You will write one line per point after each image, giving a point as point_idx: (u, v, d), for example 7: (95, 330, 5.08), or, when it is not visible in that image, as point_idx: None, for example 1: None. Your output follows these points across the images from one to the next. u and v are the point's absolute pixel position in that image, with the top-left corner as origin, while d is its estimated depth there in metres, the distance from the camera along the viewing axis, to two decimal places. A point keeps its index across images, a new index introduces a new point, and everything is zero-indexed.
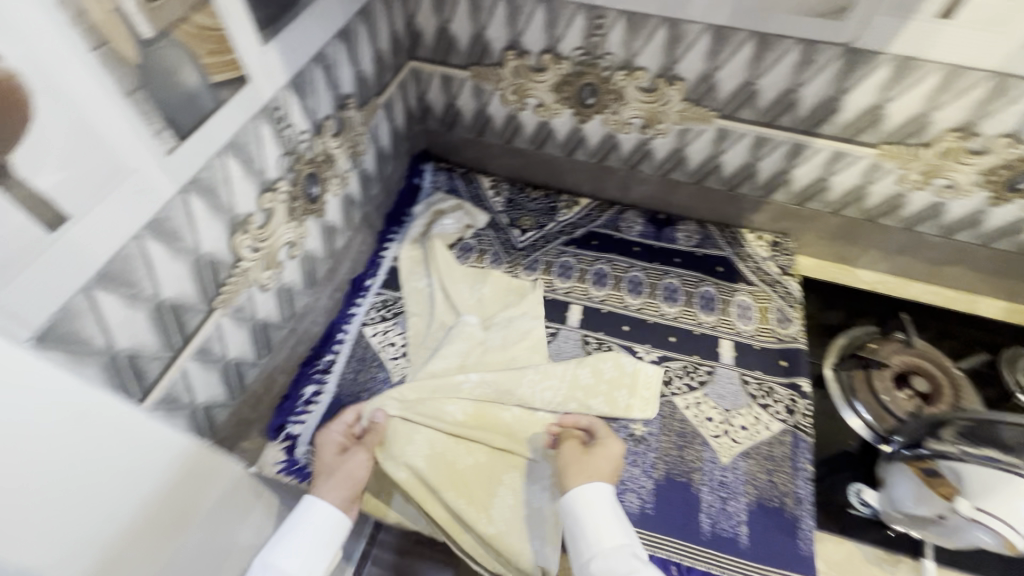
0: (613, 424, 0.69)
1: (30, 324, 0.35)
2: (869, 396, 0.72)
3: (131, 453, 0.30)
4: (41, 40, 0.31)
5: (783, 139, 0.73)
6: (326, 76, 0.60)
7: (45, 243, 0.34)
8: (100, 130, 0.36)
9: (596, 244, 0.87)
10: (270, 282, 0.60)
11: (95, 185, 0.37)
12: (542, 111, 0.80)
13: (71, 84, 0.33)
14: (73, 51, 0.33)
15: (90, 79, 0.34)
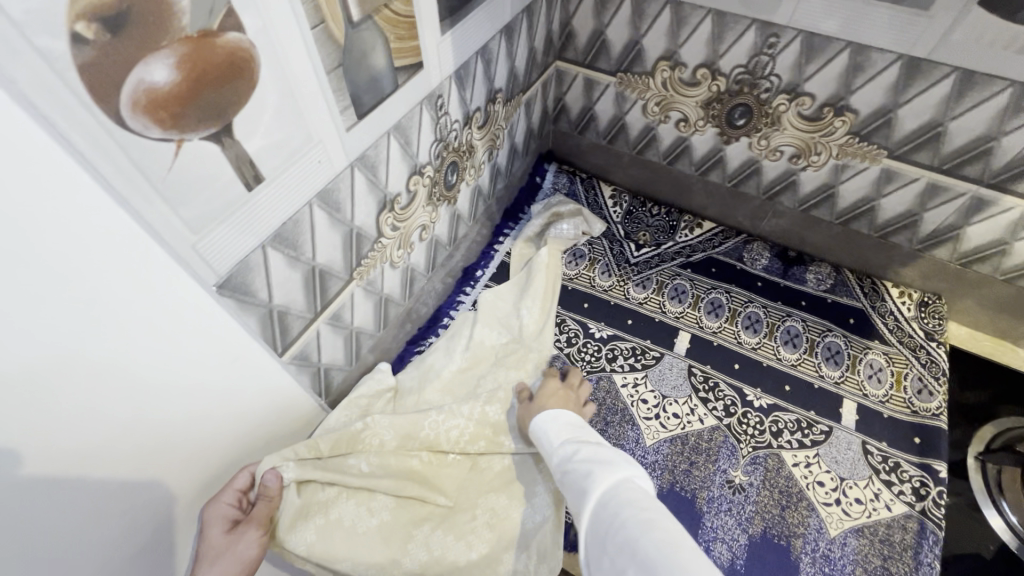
0: (711, 466, 0.66)
1: (218, 272, 0.38)
2: (1020, 497, 0.64)
3: (207, 353, 0.40)
4: (275, 16, 0.33)
5: (962, 192, 0.64)
6: (484, 69, 0.61)
7: (243, 200, 0.37)
8: (301, 102, 0.38)
9: (714, 272, 0.83)
10: (400, 260, 0.62)
11: (289, 153, 0.39)
12: (684, 126, 0.77)
13: (289, 59, 0.36)
14: (297, 28, 0.35)
15: (303, 55, 0.37)
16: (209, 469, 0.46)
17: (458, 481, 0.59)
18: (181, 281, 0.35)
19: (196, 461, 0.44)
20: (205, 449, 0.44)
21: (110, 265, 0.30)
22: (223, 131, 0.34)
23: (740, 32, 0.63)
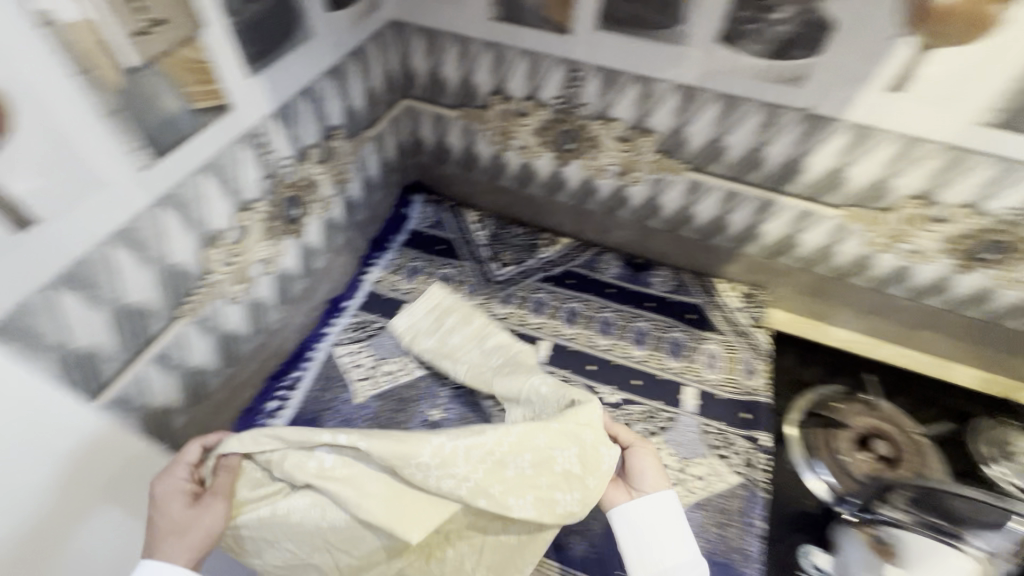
0: None
1: None
2: (830, 457, 0.71)
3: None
4: (28, 64, 0.35)
5: (751, 195, 0.75)
6: (313, 108, 0.64)
7: (11, 242, 0.37)
8: (76, 144, 0.39)
9: (571, 283, 0.89)
10: (240, 295, 0.63)
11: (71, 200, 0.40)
12: (525, 152, 0.84)
13: (52, 103, 0.37)
14: (58, 74, 0.37)
15: (71, 99, 0.38)
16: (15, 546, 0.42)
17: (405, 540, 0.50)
18: None
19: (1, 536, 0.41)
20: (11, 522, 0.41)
21: None
22: None
23: (549, 68, 0.71)
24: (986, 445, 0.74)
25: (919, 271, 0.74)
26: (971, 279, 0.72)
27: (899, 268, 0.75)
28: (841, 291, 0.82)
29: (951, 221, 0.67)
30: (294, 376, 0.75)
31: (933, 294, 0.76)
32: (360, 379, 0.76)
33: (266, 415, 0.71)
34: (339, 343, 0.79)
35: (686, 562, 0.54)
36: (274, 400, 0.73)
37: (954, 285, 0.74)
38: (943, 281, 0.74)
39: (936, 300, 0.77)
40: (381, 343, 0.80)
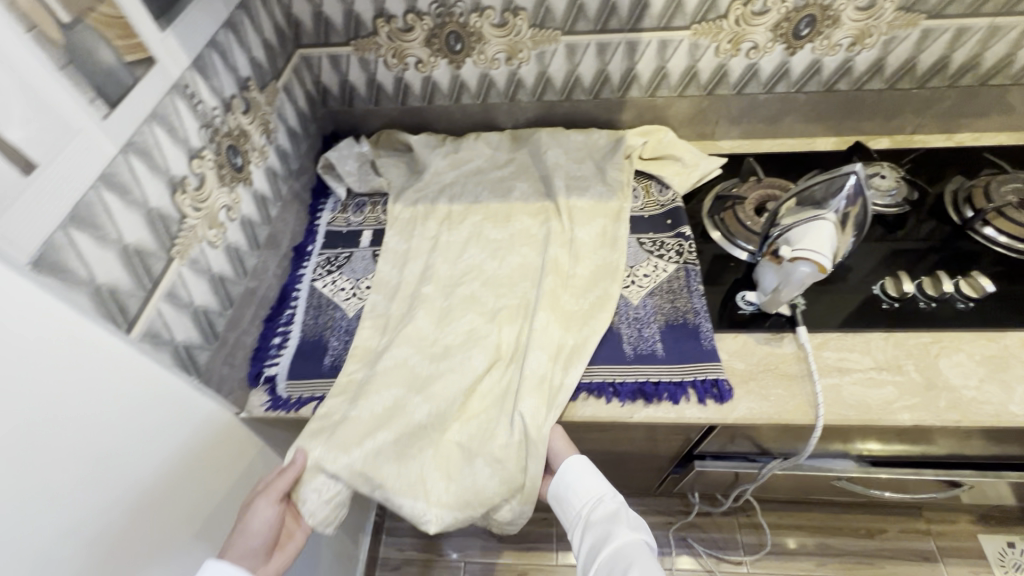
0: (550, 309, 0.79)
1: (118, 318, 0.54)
2: (744, 231, 0.87)
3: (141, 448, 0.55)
4: (15, 57, 0.43)
5: (618, 41, 0.88)
6: (222, 60, 0.71)
7: (62, 217, 0.48)
8: (52, 103, 0.46)
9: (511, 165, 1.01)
10: (216, 240, 0.70)
11: (43, 146, 0.45)
12: (422, 67, 0.94)
13: (29, 76, 0.44)
14: (28, 49, 0.44)
15: (51, 81, 0.46)
16: (170, 501, 0.61)
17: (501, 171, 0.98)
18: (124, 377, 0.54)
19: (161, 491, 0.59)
20: (161, 485, 0.59)
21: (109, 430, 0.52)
22: None
23: None
24: None
25: (763, 63, 0.90)
26: (802, 56, 0.89)
27: (748, 66, 0.91)
28: (714, 106, 0.98)
29: (769, 11, 0.83)
30: (287, 315, 0.83)
31: (780, 80, 0.93)
32: (346, 299, 0.85)
33: (275, 349, 0.79)
34: (316, 278, 0.88)
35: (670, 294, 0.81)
36: (276, 337, 0.81)
37: (792, 67, 0.91)
38: (783, 66, 0.91)
39: (784, 86, 0.94)
40: (352, 268, 0.89)
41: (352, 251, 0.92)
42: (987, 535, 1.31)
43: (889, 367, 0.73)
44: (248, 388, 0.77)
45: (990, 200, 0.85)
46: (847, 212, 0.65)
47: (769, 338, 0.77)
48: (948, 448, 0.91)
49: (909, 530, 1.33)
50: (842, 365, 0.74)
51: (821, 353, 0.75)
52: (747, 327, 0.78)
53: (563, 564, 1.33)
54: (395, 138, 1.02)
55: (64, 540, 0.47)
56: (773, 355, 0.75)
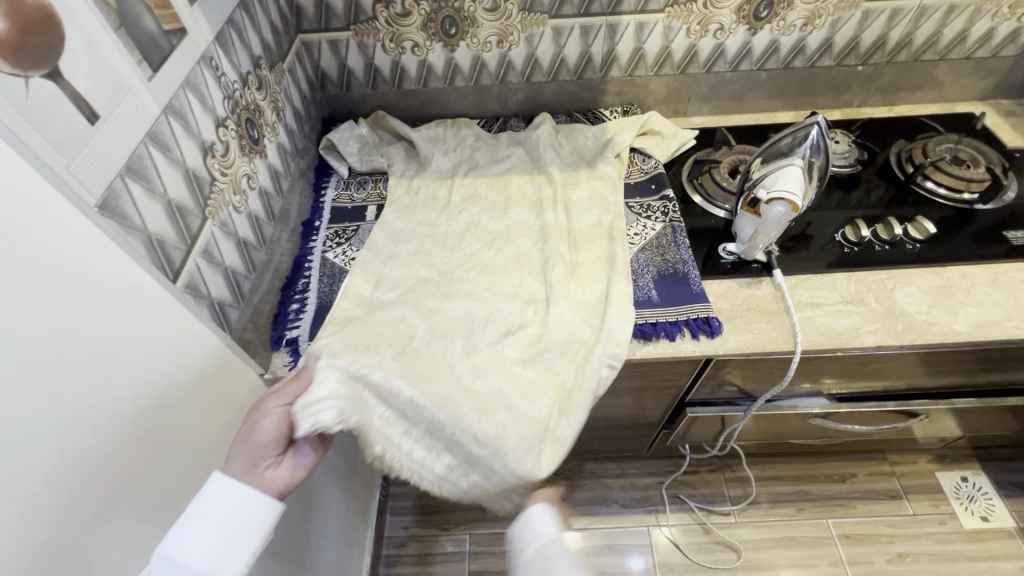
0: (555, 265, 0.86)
1: (165, 266, 0.58)
2: (721, 192, 0.96)
3: (181, 389, 0.59)
4: (82, 16, 0.47)
5: (600, 23, 0.96)
6: (239, 38, 0.75)
7: (119, 167, 0.51)
8: (111, 62, 0.50)
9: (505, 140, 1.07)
10: (240, 206, 0.74)
11: (106, 100, 0.49)
12: (418, 50, 0.99)
13: (93, 34, 0.48)
14: (91, 10, 0.48)
15: (109, 41, 0.50)
16: (208, 443, 0.64)
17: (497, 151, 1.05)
18: (168, 321, 0.57)
19: (200, 433, 0.63)
20: (200, 426, 0.63)
21: (157, 369, 0.55)
22: (54, 72, 0.44)
23: None
24: None
25: (729, 43, 1.01)
26: (762, 36, 1.00)
27: (716, 46, 1.01)
28: (686, 84, 1.07)
29: None
30: (302, 284, 0.87)
31: (744, 59, 1.04)
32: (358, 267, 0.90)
33: (294, 314, 0.83)
34: (327, 250, 0.92)
35: (660, 248, 0.89)
36: (294, 303, 0.84)
37: (754, 46, 1.01)
38: (746, 46, 1.01)
39: (748, 64, 1.05)
40: (361, 239, 0.94)
41: (358, 225, 0.96)
42: (943, 471, 1.45)
43: (853, 300, 0.83)
44: (271, 351, 0.80)
45: (927, 156, 0.99)
46: (812, 159, 0.75)
47: (749, 281, 0.86)
48: (905, 380, 1.03)
49: (875, 473, 1.45)
50: (813, 300, 0.83)
51: (794, 292, 0.84)
52: (729, 273, 0.87)
53: (563, 528, 1.39)
54: (389, 123, 1.06)
55: (125, 467, 0.51)
56: (754, 296, 0.84)
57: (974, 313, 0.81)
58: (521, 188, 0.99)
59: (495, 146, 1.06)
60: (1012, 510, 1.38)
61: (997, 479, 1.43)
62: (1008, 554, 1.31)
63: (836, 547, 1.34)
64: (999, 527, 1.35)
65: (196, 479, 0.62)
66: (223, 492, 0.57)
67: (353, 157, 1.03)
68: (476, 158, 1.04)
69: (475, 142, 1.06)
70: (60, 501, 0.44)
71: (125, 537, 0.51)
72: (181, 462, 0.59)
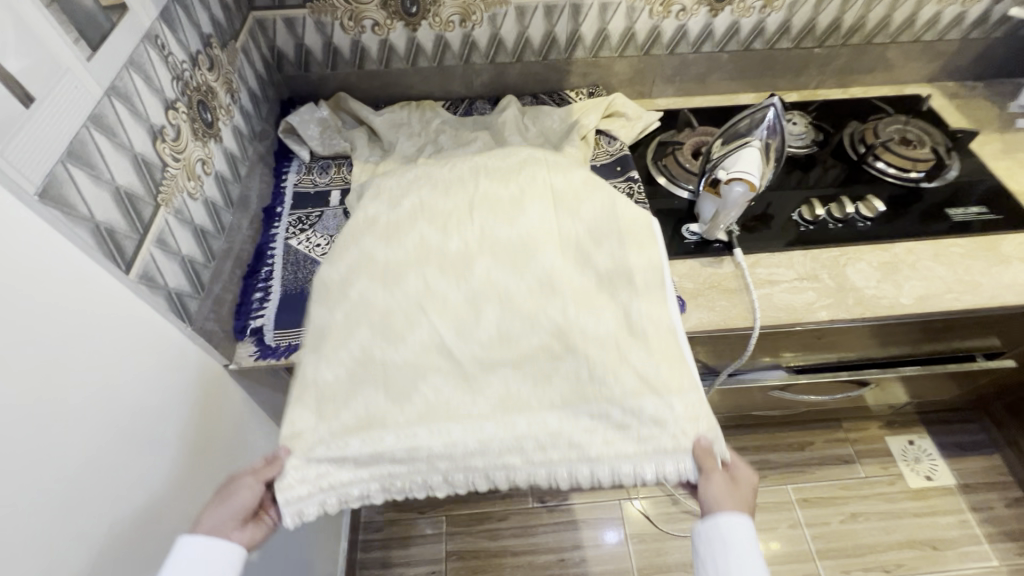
0: None
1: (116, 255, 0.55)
2: (685, 174, 0.98)
3: (144, 383, 0.59)
4: None
5: (563, 3, 0.96)
6: (186, 16, 0.72)
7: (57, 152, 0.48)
8: (45, 40, 0.47)
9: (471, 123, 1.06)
10: (196, 192, 0.71)
11: (40, 79, 0.46)
12: (379, 29, 0.97)
13: (22, 9, 0.45)
14: None
15: (41, 18, 0.47)
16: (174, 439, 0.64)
17: (464, 134, 1.04)
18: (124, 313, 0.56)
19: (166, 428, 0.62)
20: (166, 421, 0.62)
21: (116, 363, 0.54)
22: None
23: None
24: None
25: (691, 25, 1.02)
26: (723, 18, 1.01)
27: (678, 28, 1.02)
28: (650, 66, 1.08)
29: None
30: (266, 272, 0.85)
31: (706, 40, 1.05)
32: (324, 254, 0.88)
33: (258, 304, 0.81)
34: (291, 237, 0.90)
35: None
36: (258, 292, 0.83)
37: (715, 28, 1.03)
38: (707, 28, 1.03)
39: (710, 46, 1.06)
40: (325, 225, 0.92)
41: (323, 210, 0.94)
42: (893, 436, 1.54)
43: (809, 277, 0.87)
44: (235, 341, 0.79)
45: (877, 137, 1.02)
46: (768, 141, 0.77)
47: (711, 261, 0.88)
48: (857, 352, 1.08)
49: (832, 440, 1.54)
50: (771, 278, 0.87)
51: (754, 270, 0.87)
52: (692, 254, 0.90)
53: (539, 506, 1.43)
54: (350, 106, 1.03)
55: (86, 460, 0.50)
56: (715, 274, 0.87)
57: (919, 286, 0.86)
58: None
59: (461, 130, 1.04)
60: (953, 469, 1.48)
61: (941, 441, 1.53)
62: (949, 510, 1.41)
63: (795, 511, 1.42)
64: (941, 485, 1.46)
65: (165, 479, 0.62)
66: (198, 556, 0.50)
67: (316, 142, 1.00)
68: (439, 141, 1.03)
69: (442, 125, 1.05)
70: (21, 489, 0.43)
71: (85, 528, 0.50)
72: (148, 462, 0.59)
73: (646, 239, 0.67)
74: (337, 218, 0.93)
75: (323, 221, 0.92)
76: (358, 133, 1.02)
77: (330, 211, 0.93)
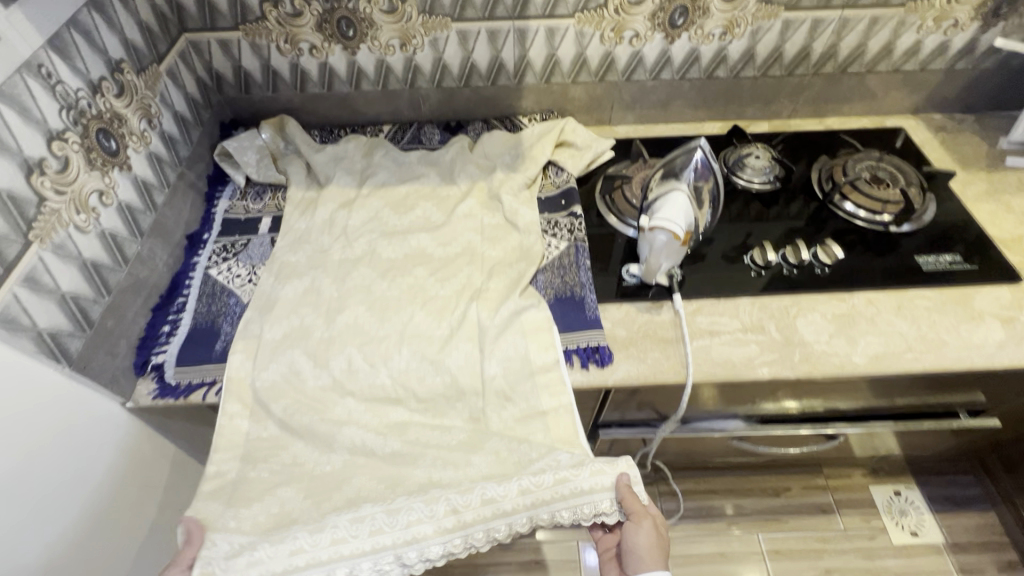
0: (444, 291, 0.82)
1: None
2: (633, 212, 0.92)
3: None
4: None
5: (507, 27, 0.91)
6: (87, 42, 0.69)
7: None
8: None
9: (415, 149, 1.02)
10: (87, 225, 0.68)
11: None
12: (317, 53, 0.93)
13: None
14: None
15: None
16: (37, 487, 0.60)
17: (406, 161, 1.00)
18: None
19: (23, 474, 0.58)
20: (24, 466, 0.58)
21: None
22: None
23: None
24: (729, 165, 1.00)
25: (646, 52, 0.96)
26: (681, 45, 0.95)
27: (633, 54, 0.96)
28: (607, 93, 1.03)
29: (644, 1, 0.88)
30: (178, 303, 0.81)
31: (665, 67, 0.99)
32: (242, 286, 0.85)
33: (163, 338, 0.78)
34: (211, 265, 0.87)
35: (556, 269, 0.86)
36: (166, 325, 0.79)
37: (673, 55, 0.97)
38: (664, 55, 0.97)
39: (669, 73, 1.00)
40: (250, 254, 0.89)
41: (249, 238, 0.91)
42: (877, 486, 1.44)
43: (754, 328, 0.80)
44: (135, 377, 0.75)
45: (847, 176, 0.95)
46: (697, 183, 0.72)
47: (649, 307, 0.82)
48: (822, 404, 1.00)
49: (811, 487, 1.44)
50: (713, 328, 0.80)
51: (695, 319, 0.81)
52: (630, 298, 0.84)
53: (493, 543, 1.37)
54: (292, 132, 1.00)
55: None
56: (652, 322, 0.81)
57: (875, 344, 0.78)
58: (421, 206, 0.94)
59: (404, 156, 1.00)
60: (942, 525, 1.37)
61: (931, 494, 1.42)
62: (934, 571, 1.31)
63: (765, 563, 1.33)
64: (927, 543, 1.35)
65: (34, 528, 0.59)
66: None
67: (252, 166, 0.97)
68: (380, 167, 0.99)
69: (385, 151, 1.01)
70: None
71: None
72: (4, 511, 0.56)
73: (549, 340, 0.76)
74: (263, 247, 0.90)
75: (248, 250, 0.89)
76: (298, 162, 0.98)
77: (257, 239, 0.90)
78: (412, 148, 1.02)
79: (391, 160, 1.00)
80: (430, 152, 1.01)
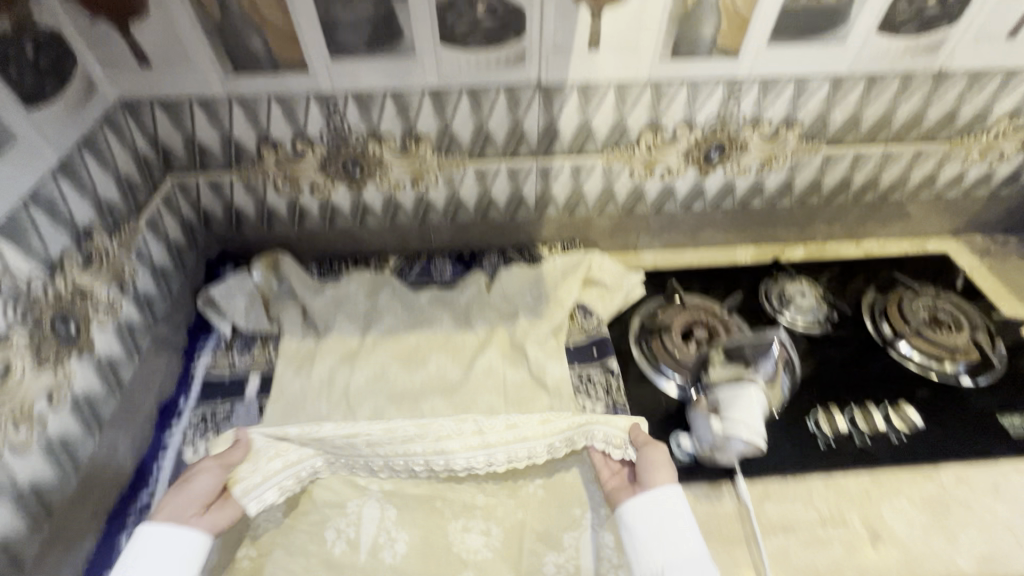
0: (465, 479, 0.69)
1: None
2: (669, 358, 0.81)
3: None
4: None
5: (530, 165, 0.83)
6: (50, 215, 0.58)
7: None
8: None
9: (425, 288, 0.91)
10: (28, 440, 0.55)
11: None
12: (318, 191, 0.84)
13: None
14: None
15: None
16: None
17: (416, 303, 0.89)
18: None
19: None
20: None
21: None
22: None
23: (303, 106, 0.73)
24: (772, 300, 0.90)
25: (678, 185, 0.89)
26: (715, 179, 0.88)
27: (664, 187, 0.89)
28: (633, 223, 0.95)
29: (680, 139, 0.81)
30: (141, 503, 0.66)
31: (697, 199, 0.92)
32: None
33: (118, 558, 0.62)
34: (185, 444, 0.72)
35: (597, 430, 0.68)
36: (124, 536, 0.64)
37: (706, 188, 0.90)
38: (697, 188, 0.89)
39: (701, 204, 0.93)
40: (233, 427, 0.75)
41: (233, 405, 0.77)
42: None
43: (835, 521, 0.67)
44: None
45: (908, 322, 0.86)
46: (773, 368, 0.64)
47: (708, 492, 0.70)
48: None
49: None
50: (787, 522, 0.67)
51: (764, 509, 0.68)
52: (684, 480, 0.71)
53: None
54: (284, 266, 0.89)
55: None
56: (714, 514, 0.68)
57: (981, 541, 0.66)
58: (434, 360, 0.82)
59: (412, 297, 0.90)
60: None
61: None
62: None
63: None
64: None
65: None
66: (146, 537, 0.55)
67: (238, 311, 0.84)
68: (385, 311, 0.88)
69: (391, 291, 0.90)
70: None
71: None
72: None
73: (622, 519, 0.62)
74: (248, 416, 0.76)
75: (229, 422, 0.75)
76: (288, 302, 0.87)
77: (242, 405, 0.76)
78: (421, 287, 0.92)
79: (398, 301, 0.89)
80: (442, 290, 0.91)
